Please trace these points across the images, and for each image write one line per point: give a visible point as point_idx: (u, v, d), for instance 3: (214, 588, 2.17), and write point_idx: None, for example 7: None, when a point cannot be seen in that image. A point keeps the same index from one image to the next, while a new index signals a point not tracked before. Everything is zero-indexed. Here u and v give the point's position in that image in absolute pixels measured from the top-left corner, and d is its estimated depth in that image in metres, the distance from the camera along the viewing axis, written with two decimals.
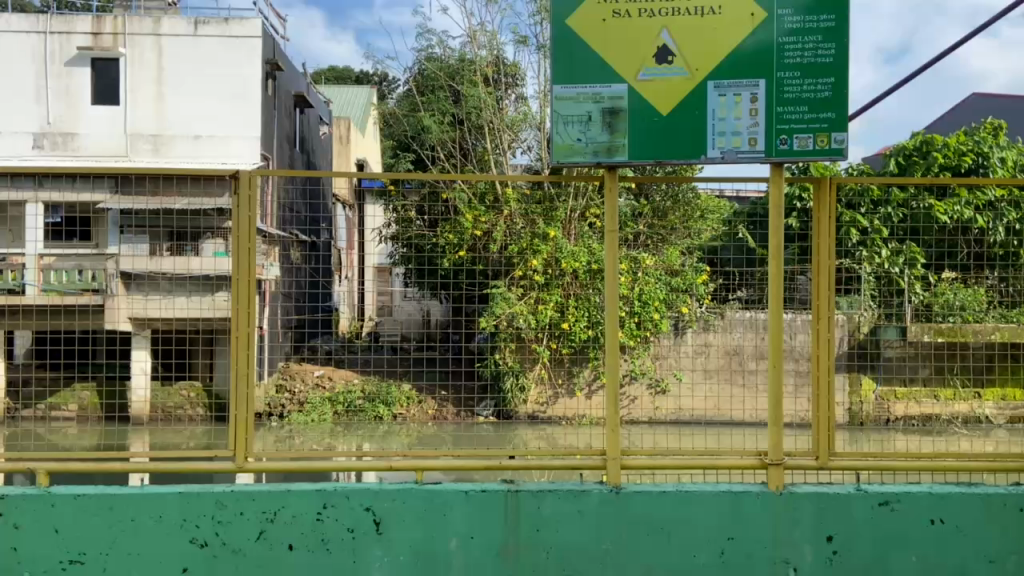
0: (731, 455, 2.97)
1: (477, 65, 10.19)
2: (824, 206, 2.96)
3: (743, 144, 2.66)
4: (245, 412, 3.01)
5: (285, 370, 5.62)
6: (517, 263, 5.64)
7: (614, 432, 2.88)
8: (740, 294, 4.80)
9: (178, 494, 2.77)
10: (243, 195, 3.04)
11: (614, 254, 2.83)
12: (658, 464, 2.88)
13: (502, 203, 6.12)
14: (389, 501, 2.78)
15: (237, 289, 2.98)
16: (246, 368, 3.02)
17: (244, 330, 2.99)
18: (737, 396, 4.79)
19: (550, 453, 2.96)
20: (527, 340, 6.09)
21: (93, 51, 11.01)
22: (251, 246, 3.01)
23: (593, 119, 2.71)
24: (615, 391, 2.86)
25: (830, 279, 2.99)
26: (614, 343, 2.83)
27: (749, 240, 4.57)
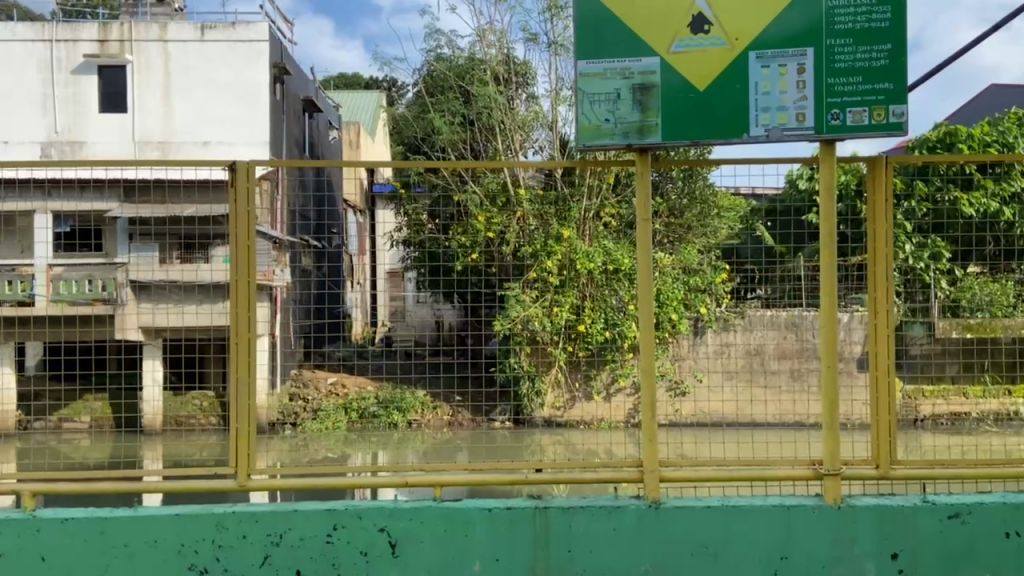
0: (772, 465, 2.82)
1: (487, 64, 10.10)
2: (883, 189, 2.82)
3: (790, 120, 2.54)
4: (247, 425, 2.89)
5: (298, 378, 5.55)
6: (532, 264, 5.49)
7: (653, 442, 2.73)
8: (761, 293, 4.69)
9: (173, 516, 2.67)
10: (241, 188, 2.92)
11: (646, 246, 2.70)
12: (693, 478, 2.72)
13: (515, 204, 5.99)
14: (405, 521, 2.68)
15: (236, 290, 2.88)
16: (248, 378, 2.90)
17: (244, 335, 2.87)
18: (759, 398, 4.68)
19: (579, 466, 2.81)
20: (543, 343, 5.97)
21: (99, 58, 11.03)
22: (249, 244, 2.90)
23: (622, 97, 2.60)
24: (654, 392, 2.72)
25: (888, 268, 2.84)
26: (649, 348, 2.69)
27: (768, 238, 4.45)
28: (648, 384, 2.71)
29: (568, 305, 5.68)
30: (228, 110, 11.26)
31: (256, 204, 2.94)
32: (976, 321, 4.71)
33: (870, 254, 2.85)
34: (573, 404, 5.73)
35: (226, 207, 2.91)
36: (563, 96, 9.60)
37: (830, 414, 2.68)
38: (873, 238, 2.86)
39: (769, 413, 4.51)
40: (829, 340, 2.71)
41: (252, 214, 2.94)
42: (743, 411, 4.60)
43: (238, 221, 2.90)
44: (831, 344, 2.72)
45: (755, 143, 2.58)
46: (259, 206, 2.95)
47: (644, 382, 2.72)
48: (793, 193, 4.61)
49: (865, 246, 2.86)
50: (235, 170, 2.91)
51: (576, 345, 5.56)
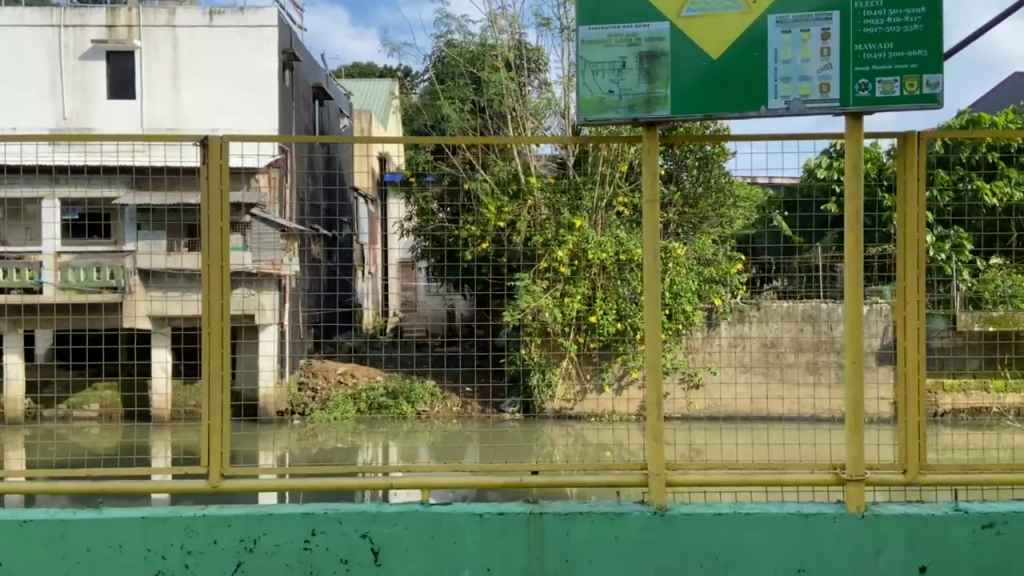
0: (780, 467, 2.71)
1: (499, 50, 10.00)
2: (914, 172, 2.68)
3: (813, 92, 2.43)
4: (220, 422, 2.78)
5: (305, 369, 5.53)
6: (543, 254, 5.39)
7: (658, 443, 2.61)
8: (776, 284, 4.59)
9: (139, 519, 2.62)
10: (214, 166, 2.79)
11: (654, 226, 2.60)
12: (698, 481, 2.62)
13: (527, 193, 5.88)
14: (388, 526, 2.61)
15: (208, 277, 2.76)
16: (221, 373, 2.79)
17: (216, 326, 2.76)
18: (772, 391, 4.58)
19: (582, 468, 2.71)
20: (554, 334, 5.88)
21: (108, 44, 11.03)
22: (222, 227, 2.78)
23: (627, 66, 2.50)
24: (659, 389, 2.62)
25: (919, 254, 2.68)
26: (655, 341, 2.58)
27: (784, 228, 4.32)
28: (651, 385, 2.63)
29: (579, 296, 5.58)
30: (238, 97, 11.23)
31: (230, 184, 2.81)
32: (999, 314, 4.57)
33: (900, 241, 2.71)
34: (583, 396, 5.64)
35: (197, 187, 2.78)
36: (575, 82, 9.44)
37: (852, 414, 2.57)
38: (903, 224, 2.71)
39: (783, 407, 4.41)
40: (852, 334, 2.59)
41: (224, 194, 2.82)
42: (757, 405, 4.50)
43: (209, 202, 2.77)
44: (854, 336, 2.60)
45: (774, 116, 2.46)
46: (232, 185, 2.82)
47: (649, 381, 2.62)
48: (809, 182, 4.45)
49: (895, 232, 2.72)
50: (206, 145, 2.78)
51: (586, 336, 5.46)
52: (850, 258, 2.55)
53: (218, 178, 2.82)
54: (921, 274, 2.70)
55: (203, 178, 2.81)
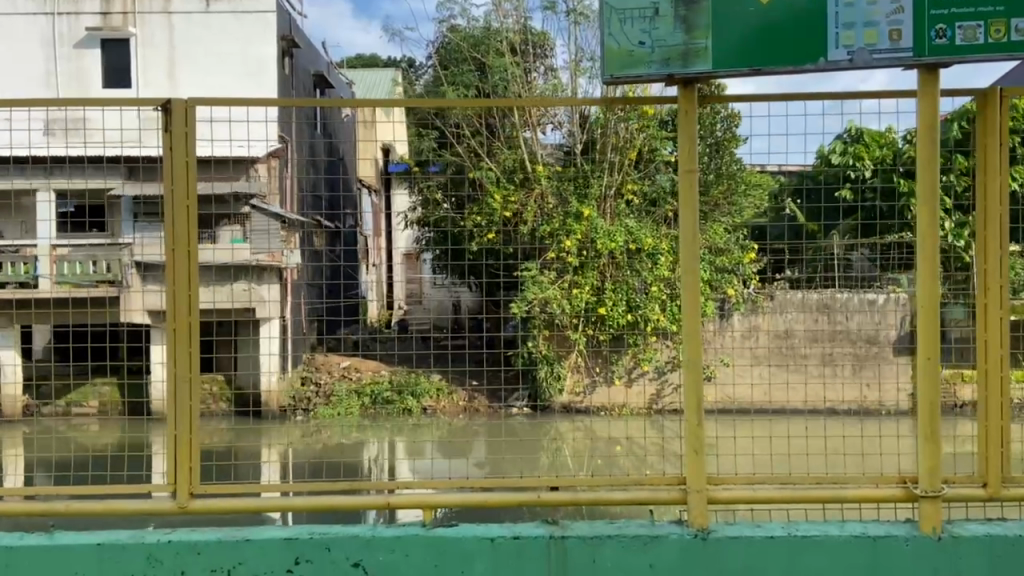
0: (826, 481, 2.55)
1: (504, 35, 9.85)
2: (997, 129, 2.47)
3: (881, 40, 2.22)
4: (187, 432, 2.57)
5: (308, 362, 5.54)
6: (551, 243, 5.25)
7: (698, 454, 2.44)
8: (790, 274, 4.47)
9: (94, 546, 2.46)
10: (177, 133, 2.54)
11: (691, 200, 2.39)
12: (741, 499, 2.46)
13: (533, 180, 5.73)
14: (384, 553, 2.48)
15: (173, 263, 2.53)
16: (188, 375, 2.57)
17: (183, 322, 2.53)
18: (789, 383, 4.45)
19: (605, 483, 2.56)
20: (563, 326, 5.76)
21: (102, 31, 10.90)
22: (188, 207, 2.54)
23: (661, 13, 2.29)
24: (701, 393, 2.42)
25: (1003, 231, 2.49)
26: (694, 339, 2.39)
27: (799, 216, 4.16)
28: (692, 392, 2.43)
29: (588, 286, 5.44)
30: (236, 86, 11.10)
31: (197, 155, 2.57)
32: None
33: (979, 215, 2.51)
34: (594, 389, 5.55)
35: (160, 157, 2.54)
36: (582, 66, 9.21)
37: (924, 421, 2.41)
38: (984, 196, 2.51)
39: (800, 401, 4.28)
40: (925, 327, 2.37)
41: (191, 166, 2.58)
42: (775, 397, 4.37)
43: (174, 176, 2.53)
44: (928, 331, 2.37)
45: (837, 69, 2.25)
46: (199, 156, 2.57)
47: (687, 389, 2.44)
48: (825, 168, 4.28)
49: (974, 205, 2.52)
50: (170, 110, 2.55)
51: (595, 328, 5.33)
52: (923, 239, 2.33)
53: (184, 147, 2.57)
54: (1001, 255, 2.50)
55: (168, 147, 2.57)
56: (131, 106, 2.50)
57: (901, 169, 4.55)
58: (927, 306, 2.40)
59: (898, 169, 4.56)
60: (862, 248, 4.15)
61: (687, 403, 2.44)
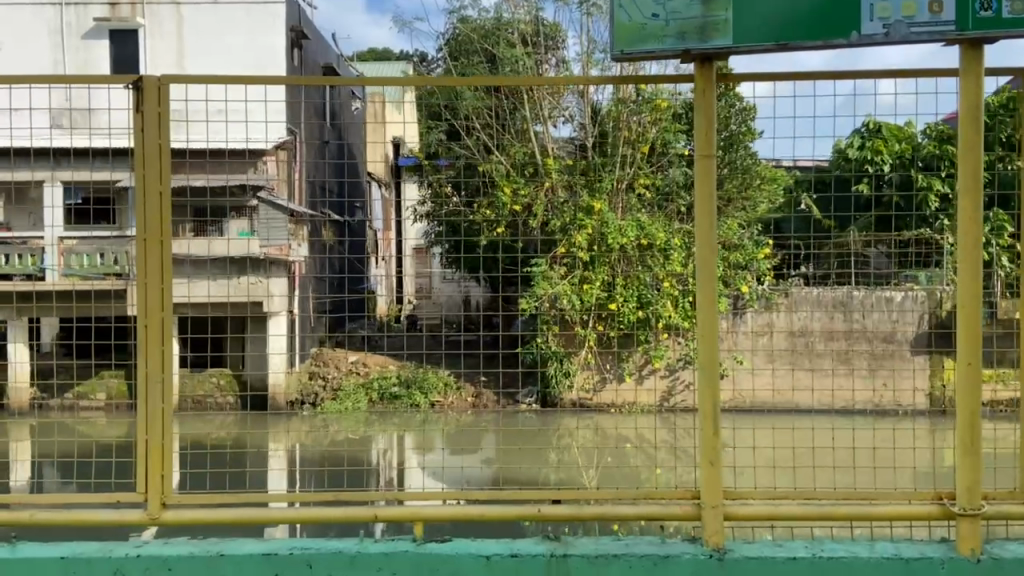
0: (853, 497, 2.42)
1: (515, 26, 9.76)
2: None
3: (919, 13, 2.13)
4: (160, 437, 2.44)
5: (316, 357, 5.52)
6: (560, 238, 5.13)
7: (713, 465, 2.32)
8: (806, 270, 4.36)
9: (58, 560, 2.40)
10: (150, 115, 2.43)
11: (708, 186, 2.26)
12: (761, 516, 2.33)
13: (542, 173, 5.61)
14: (372, 569, 2.41)
15: (144, 253, 2.40)
16: (161, 374, 2.43)
17: (155, 318, 2.39)
18: (803, 382, 4.37)
19: (613, 496, 2.47)
20: (572, 321, 5.65)
21: (110, 22, 10.90)
22: (160, 192, 2.41)
23: None
24: (717, 399, 2.29)
25: None
26: (710, 336, 2.28)
27: (814, 212, 4.04)
28: (707, 397, 2.30)
29: (598, 282, 5.32)
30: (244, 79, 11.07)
31: (170, 137, 2.45)
32: None
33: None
34: (604, 386, 5.45)
35: (130, 139, 2.42)
36: (594, 58, 9.12)
37: (965, 428, 2.29)
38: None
39: (814, 399, 4.20)
40: (967, 327, 2.26)
41: (164, 148, 2.46)
42: (788, 395, 4.29)
43: (145, 160, 2.41)
44: (970, 331, 2.26)
45: (872, 43, 2.16)
46: (173, 139, 2.46)
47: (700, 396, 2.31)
48: (841, 162, 4.16)
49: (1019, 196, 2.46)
50: (141, 88, 2.42)
51: (605, 324, 5.23)
52: (965, 230, 2.22)
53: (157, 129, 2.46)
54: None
55: (138, 129, 2.45)
56: (101, 83, 2.38)
57: (920, 163, 4.42)
58: (967, 304, 2.29)
59: (918, 164, 4.43)
60: (879, 244, 4.07)
61: (701, 409, 2.32)
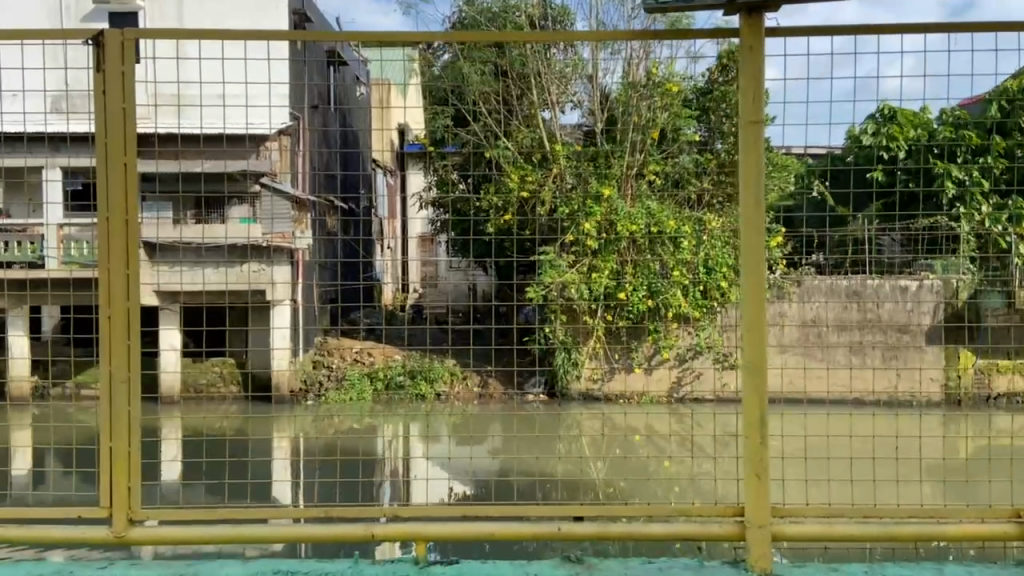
0: (920, 515, 2.07)
1: (522, 8, 9.61)
2: None
3: None
4: (127, 445, 2.03)
5: (320, 346, 5.50)
6: (568, 226, 4.97)
7: (762, 479, 1.99)
8: (817, 258, 4.22)
9: None
10: (112, 73, 2.01)
11: (753, 171, 1.96)
12: (816, 536, 1.99)
13: (550, 159, 5.43)
14: None
15: (105, 233, 1.99)
16: (127, 373, 2.01)
17: (117, 308, 1.99)
18: (817, 373, 4.26)
19: (647, 510, 2.14)
20: (580, 311, 5.49)
21: (110, 5, 10.74)
22: (125, 163, 2.00)
23: None
24: (764, 407, 1.98)
25: None
26: (758, 333, 1.97)
27: (830, 198, 3.89)
28: (751, 405, 1.98)
29: (607, 270, 5.13)
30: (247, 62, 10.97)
31: (136, 102, 2.03)
32: None
33: None
34: (613, 377, 5.28)
35: (90, 101, 2.01)
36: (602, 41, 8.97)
37: None
38: None
39: (827, 393, 4.10)
40: None
41: (130, 114, 2.04)
42: (801, 387, 4.19)
43: (107, 124, 2.00)
44: None
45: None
46: (141, 104, 2.04)
47: (744, 403, 1.99)
48: (857, 148, 3.99)
49: None
50: (103, 43, 2.00)
51: (614, 314, 5.09)
52: None
53: (121, 92, 2.03)
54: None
55: (99, 92, 2.02)
56: (54, 36, 1.98)
57: (933, 148, 4.24)
58: None
59: (930, 149, 4.25)
60: (893, 233, 3.95)
61: (743, 416, 2.00)
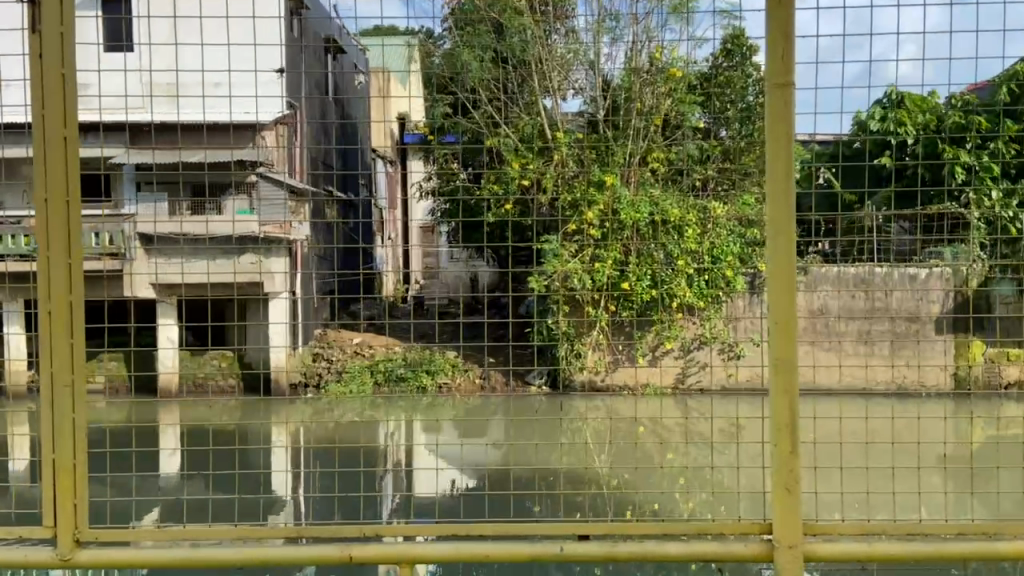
0: (962, 530, 1.98)
1: None
2: None
3: None
4: (70, 458, 1.95)
5: (319, 339, 5.41)
6: (570, 214, 4.87)
7: (791, 492, 1.94)
8: (824, 246, 4.10)
9: None
10: (51, 38, 1.92)
11: (779, 150, 1.90)
12: (850, 556, 1.91)
13: (552, 146, 5.32)
14: None
15: (43, 220, 1.91)
16: (70, 378, 1.93)
17: (58, 302, 1.91)
18: (824, 363, 4.17)
19: (666, 525, 2.05)
20: (582, 300, 5.38)
21: None
22: (65, 138, 1.90)
23: None
24: (795, 410, 1.93)
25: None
26: (787, 329, 1.91)
27: (837, 183, 3.78)
28: (781, 407, 1.93)
29: (610, 258, 5.04)
30: None
31: (76, 67, 1.94)
32: None
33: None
34: (616, 368, 5.17)
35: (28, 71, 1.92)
36: None
37: None
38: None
39: (836, 385, 4.00)
40: None
41: (72, 81, 1.96)
42: (809, 378, 4.10)
43: (45, 95, 1.90)
44: None
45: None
46: (82, 70, 1.95)
47: (774, 405, 1.93)
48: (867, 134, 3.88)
49: None
50: (37, 3, 1.91)
51: (616, 304, 5.02)
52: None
53: (63, 59, 1.94)
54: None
55: (37, 60, 1.93)
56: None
57: (939, 132, 4.14)
58: None
59: (936, 132, 4.14)
60: (899, 219, 3.85)
61: (771, 418, 1.95)
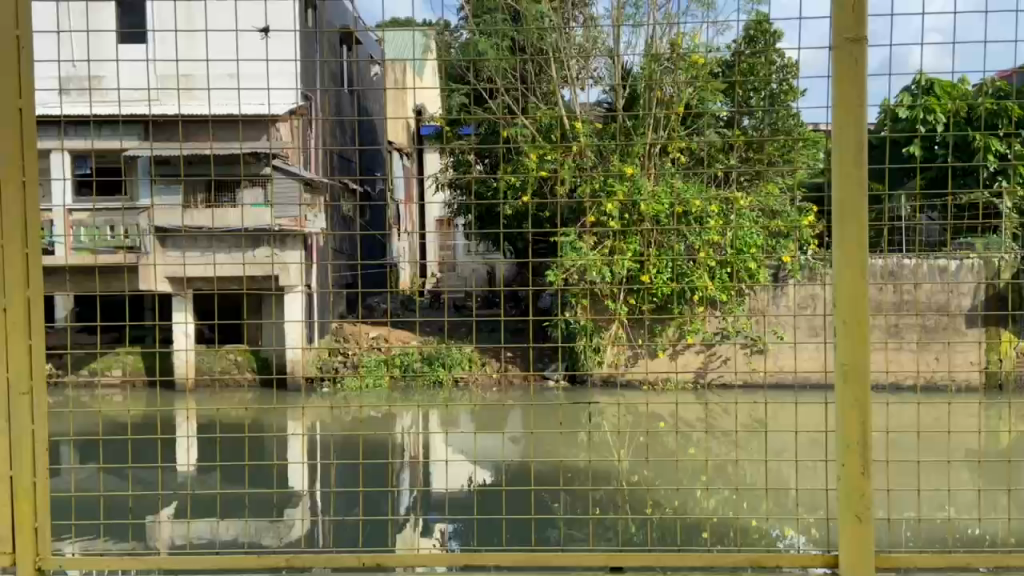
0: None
1: None
2: None
3: None
4: (31, 477, 1.78)
5: (333, 334, 5.32)
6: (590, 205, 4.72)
7: (862, 519, 1.77)
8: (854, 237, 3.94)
9: None
10: None
11: (849, 128, 1.72)
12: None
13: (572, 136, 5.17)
14: None
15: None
16: (27, 385, 1.76)
17: (14, 298, 1.73)
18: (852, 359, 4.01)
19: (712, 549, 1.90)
20: (601, 294, 5.25)
21: None
22: (18, 108, 1.74)
23: None
24: (866, 421, 1.75)
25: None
26: (859, 327, 1.73)
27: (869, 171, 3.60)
28: (851, 415, 1.75)
29: (630, 251, 4.89)
30: None
31: (33, 27, 1.76)
32: None
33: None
34: (636, 364, 5.04)
35: None
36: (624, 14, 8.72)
37: None
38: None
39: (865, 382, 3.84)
40: None
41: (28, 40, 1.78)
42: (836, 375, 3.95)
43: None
44: None
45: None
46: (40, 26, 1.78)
47: (841, 414, 1.76)
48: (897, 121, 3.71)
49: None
50: None
51: (635, 298, 4.88)
52: None
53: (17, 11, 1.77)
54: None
55: None
56: None
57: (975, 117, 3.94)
58: None
59: (972, 118, 3.95)
60: (932, 210, 3.68)
61: (837, 429, 1.78)
